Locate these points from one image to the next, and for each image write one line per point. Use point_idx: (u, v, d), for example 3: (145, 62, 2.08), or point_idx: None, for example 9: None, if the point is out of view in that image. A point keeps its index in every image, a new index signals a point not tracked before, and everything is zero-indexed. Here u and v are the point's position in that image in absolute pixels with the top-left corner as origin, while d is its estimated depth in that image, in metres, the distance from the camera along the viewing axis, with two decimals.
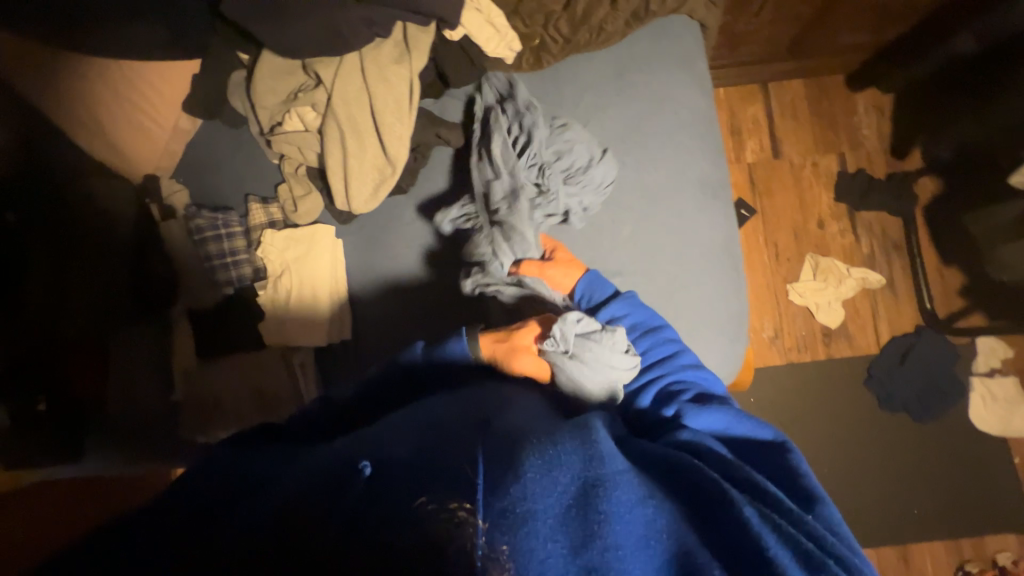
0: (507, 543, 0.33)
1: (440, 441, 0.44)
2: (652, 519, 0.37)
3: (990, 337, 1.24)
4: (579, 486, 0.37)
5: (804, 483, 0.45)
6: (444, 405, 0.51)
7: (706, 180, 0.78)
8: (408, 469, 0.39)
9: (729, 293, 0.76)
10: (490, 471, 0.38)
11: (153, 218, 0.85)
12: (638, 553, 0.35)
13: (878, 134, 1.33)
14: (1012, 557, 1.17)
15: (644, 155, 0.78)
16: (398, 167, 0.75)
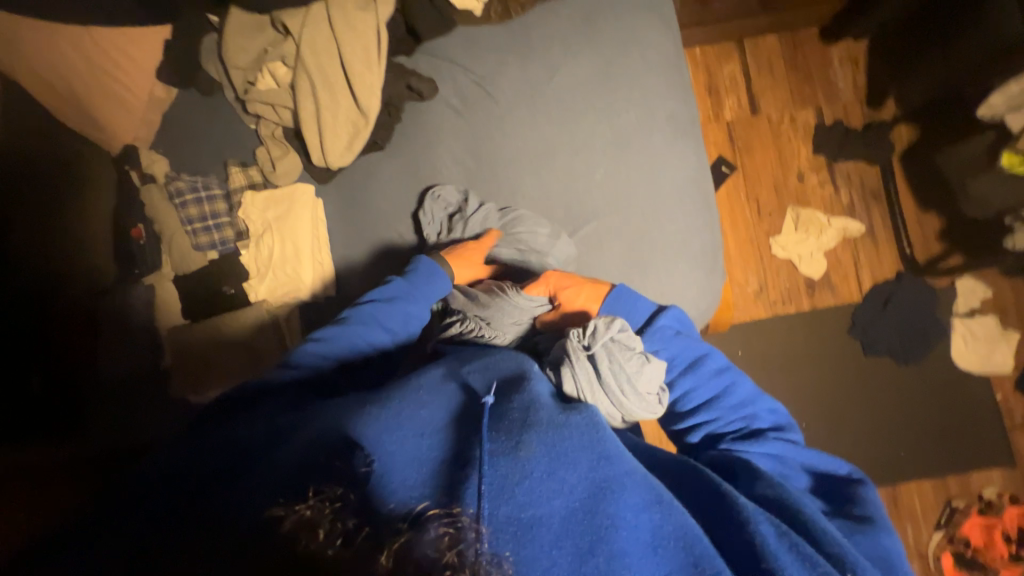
0: (514, 551, 0.39)
1: (448, 443, 0.48)
2: (660, 523, 0.44)
3: (969, 278, 1.26)
4: (586, 491, 0.44)
5: (860, 510, 0.57)
6: (430, 387, 0.55)
7: (673, 119, 0.81)
8: (423, 474, 0.45)
9: (701, 227, 0.79)
10: (495, 472, 0.43)
11: (134, 184, 0.86)
12: (643, 555, 0.42)
13: (854, 85, 1.34)
14: (996, 490, 1.20)
15: (613, 98, 0.81)
16: (370, 117, 0.78)
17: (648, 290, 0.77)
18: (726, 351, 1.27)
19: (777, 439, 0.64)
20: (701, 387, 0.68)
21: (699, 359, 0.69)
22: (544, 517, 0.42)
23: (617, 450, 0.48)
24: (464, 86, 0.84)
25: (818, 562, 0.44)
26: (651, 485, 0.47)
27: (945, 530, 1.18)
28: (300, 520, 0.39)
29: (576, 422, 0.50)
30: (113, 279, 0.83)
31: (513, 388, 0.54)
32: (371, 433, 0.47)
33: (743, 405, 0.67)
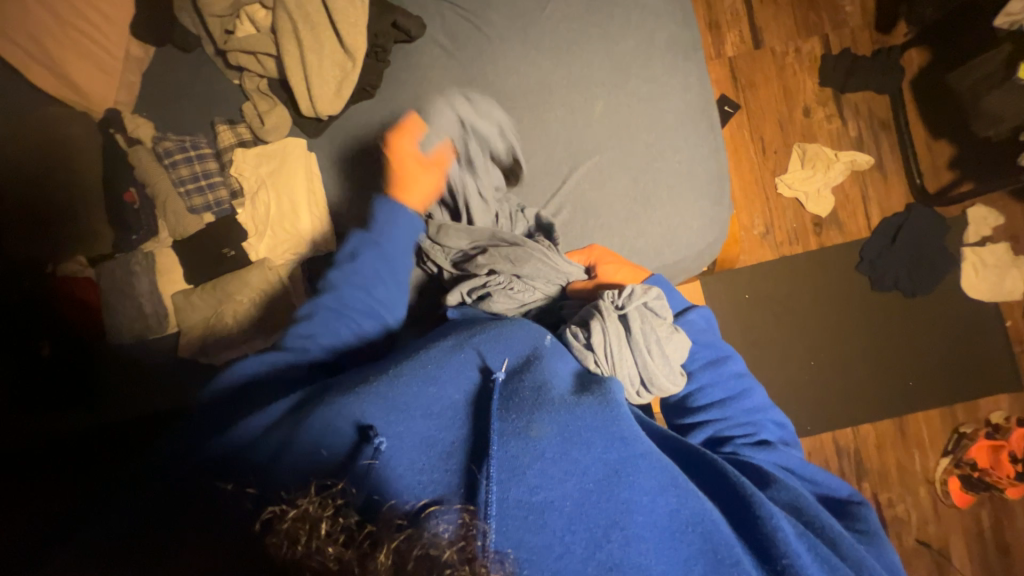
0: (532, 540, 0.43)
1: (465, 432, 0.51)
2: (676, 508, 0.49)
3: (981, 206, 1.24)
4: (601, 474, 0.48)
5: (860, 525, 0.59)
6: (442, 368, 0.56)
7: (674, 44, 0.78)
8: (444, 460, 0.48)
9: (706, 157, 0.77)
10: (507, 459, 0.47)
11: (120, 147, 0.83)
12: (658, 537, 0.47)
13: (861, 9, 1.28)
14: (1004, 415, 1.22)
15: (610, 25, 0.78)
16: (358, 58, 0.75)
17: (658, 225, 0.76)
18: (733, 295, 1.26)
19: (781, 449, 0.66)
20: (717, 386, 0.69)
21: (717, 359, 0.71)
22: (559, 501, 0.45)
23: (630, 433, 0.53)
24: (453, 24, 0.80)
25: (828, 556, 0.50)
26: (667, 469, 0.51)
27: (952, 456, 1.21)
28: (299, 516, 0.36)
29: (589, 404, 0.54)
30: (113, 246, 0.82)
31: (523, 369, 0.58)
32: (380, 417, 0.51)
33: (753, 412, 0.68)
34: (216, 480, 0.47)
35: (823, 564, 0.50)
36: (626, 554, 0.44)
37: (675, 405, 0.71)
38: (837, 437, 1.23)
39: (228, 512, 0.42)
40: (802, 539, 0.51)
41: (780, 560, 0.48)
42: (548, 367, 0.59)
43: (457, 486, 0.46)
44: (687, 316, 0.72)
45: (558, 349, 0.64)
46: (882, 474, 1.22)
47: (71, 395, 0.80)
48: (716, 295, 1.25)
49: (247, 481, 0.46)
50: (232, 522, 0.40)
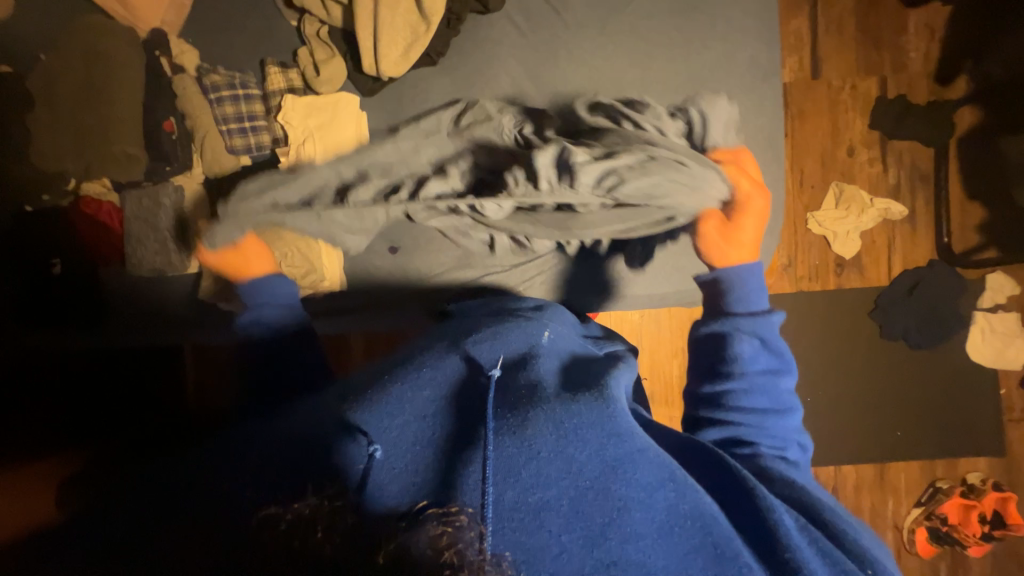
0: (522, 539, 0.41)
1: (455, 425, 0.50)
2: (674, 503, 0.45)
3: (1001, 273, 1.25)
4: (597, 469, 0.45)
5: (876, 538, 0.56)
6: (434, 368, 0.56)
7: (730, 64, 0.85)
8: (436, 453, 0.47)
9: None
10: (500, 458, 0.45)
11: (163, 72, 0.81)
12: (659, 534, 0.43)
13: (925, 56, 1.25)
14: (981, 476, 1.26)
15: (664, 40, 0.84)
16: (432, 22, 0.75)
17: None
18: None
19: (806, 475, 0.62)
20: (760, 395, 0.66)
21: (776, 370, 0.68)
22: (554, 502, 0.43)
23: (627, 426, 0.49)
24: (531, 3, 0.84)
25: (844, 564, 0.43)
26: (665, 463, 0.47)
27: (924, 507, 1.25)
28: (300, 516, 0.40)
29: (584, 399, 0.51)
30: (145, 175, 0.80)
31: (519, 368, 0.57)
32: (371, 420, 0.49)
33: (789, 431, 0.65)
34: (220, 477, 0.47)
35: (827, 559, 0.44)
36: (624, 553, 0.41)
37: (708, 398, 0.68)
38: (819, 474, 1.27)
39: (229, 517, 0.43)
40: (803, 531, 0.46)
41: (783, 555, 0.43)
42: (544, 365, 0.58)
43: (444, 479, 0.44)
44: (769, 317, 0.70)
45: (553, 349, 0.63)
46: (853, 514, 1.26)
47: (86, 312, 0.86)
48: None
49: (252, 480, 0.45)
50: (241, 514, 0.43)
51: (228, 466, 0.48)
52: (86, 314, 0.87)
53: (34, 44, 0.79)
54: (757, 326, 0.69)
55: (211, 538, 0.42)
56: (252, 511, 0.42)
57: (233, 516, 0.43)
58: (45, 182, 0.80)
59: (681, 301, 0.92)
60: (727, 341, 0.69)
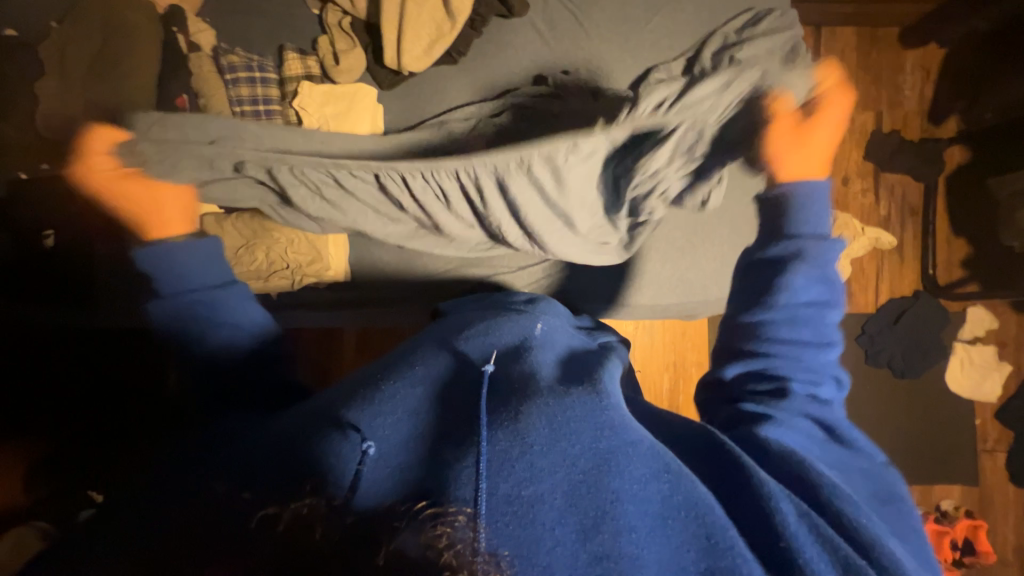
0: (513, 535, 0.38)
1: (448, 422, 0.47)
2: (667, 494, 0.44)
3: (981, 307, 1.30)
4: (590, 460, 0.44)
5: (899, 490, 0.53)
6: (425, 363, 0.54)
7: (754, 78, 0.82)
8: (429, 445, 0.45)
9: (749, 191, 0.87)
10: (492, 455, 0.42)
11: (178, 50, 0.81)
12: (652, 527, 0.41)
13: (919, 96, 1.31)
14: (954, 504, 1.29)
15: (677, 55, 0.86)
16: (458, 20, 0.78)
17: (713, 261, 0.87)
18: None
19: (838, 414, 0.57)
20: (805, 327, 0.60)
21: (824, 301, 0.61)
22: (547, 496, 0.41)
23: (621, 421, 0.47)
24: (555, 12, 0.86)
25: (838, 546, 0.42)
26: (659, 455, 0.46)
27: None
28: (294, 518, 0.37)
29: (579, 394, 0.49)
30: None
31: (514, 360, 0.54)
32: (365, 418, 0.46)
33: (826, 367, 0.60)
34: (208, 478, 0.43)
35: (824, 544, 0.42)
36: (616, 546, 0.39)
37: (748, 326, 0.62)
38: None
39: (210, 505, 0.40)
40: (801, 517, 0.44)
41: (778, 544, 0.42)
42: (540, 358, 0.55)
43: (435, 476, 0.41)
44: (830, 243, 0.63)
45: (548, 342, 0.60)
46: None
47: (71, 287, 0.83)
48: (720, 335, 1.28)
49: (237, 485, 0.41)
50: (233, 514, 0.39)
51: (213, 464, 0.45)
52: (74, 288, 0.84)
53: (56, 12, 0.80)
54: (814, 249, 0.62)
55: (174, 536, 0.39)
56: (236, 510, 0.39)
57: (214, 496, 0.41)
58: (43, 150, 0.79)
59: (683, 313, 0.92)
60: (777, 265, 0.63)
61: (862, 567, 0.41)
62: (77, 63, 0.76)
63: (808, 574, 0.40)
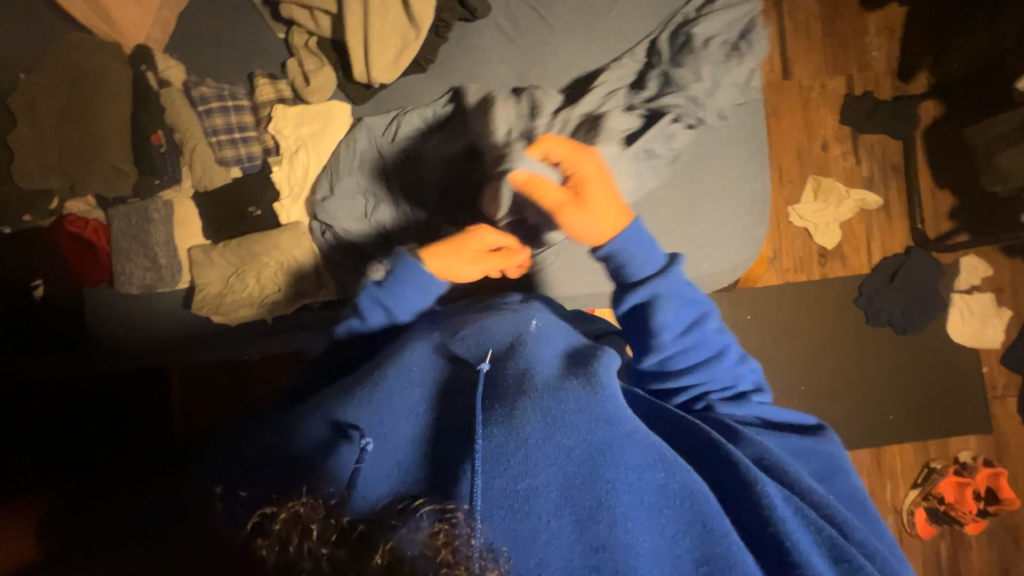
0: (513, 526, 0.40)
1: (449, 422, 0.48)
2: (663, 482, 0.44)
3: (974, 256, 1.31)
4: (585, 452, 0.44)
5: (835, 461, 0.58)
6: (423, 360, 0.54)
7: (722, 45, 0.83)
8: (430, 444, 0.46)
9: (733, 162, 0.87)
10: (489, 454, 0.43)
11: (150, 86, 0.83)
12: (648, 515, 0.43)
13: (887, 56, 1.32)
14: (972, 454, 1.29)
15: (642, 35, 0.87)
16: (422, 29, 0.79)
17: (702, 236, 0.86)
18: (736, 315, 1.28)
19: (759, 403, 0.63)
20: (700, 346, 0.63)
21: (698, 317, 0.64)
22: (543, 489, 0.42)
23: (616, 413, 0.47)
24: (518, 9, 0.87)
25: (825, 529, 0.45)
26: (655, 446, 0.46)
27: (921, 488, 1.27)
28: (291, 517, 0.35)
29: (573, 387, 0.48)
30: (133, 189, 0.81)
31: (508, 357, 0.53)
32: (363, 417, 0.47)
33: (729, 368, 0.64)
34: (218, 480, 0.46)
35: (809, 526, 0.45)
36: (612, 535, 0.41)
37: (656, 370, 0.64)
38: None
39: (212, 506, 0.42)
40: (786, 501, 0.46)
41: (769, 530, 0.44)
42: (535, 353, 0.54)
43: (435, 480, 0.43)
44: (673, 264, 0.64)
45: (545, 336, 0.58)
46: None
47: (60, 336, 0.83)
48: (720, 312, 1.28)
49: (236, 483, 0.44)
50: (228, 517, 0.40)
51: (221, 466, 0.48)
52: (65, 334, 0.84)
53: (22, 64, 0.81)
54: (663, 283, 0.63)
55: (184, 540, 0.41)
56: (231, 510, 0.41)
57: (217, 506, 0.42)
58: (22, 201, 0.79)
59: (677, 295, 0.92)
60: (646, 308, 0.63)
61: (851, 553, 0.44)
62: (50, 110, 0.77)
63: (800, 560, 0.42)
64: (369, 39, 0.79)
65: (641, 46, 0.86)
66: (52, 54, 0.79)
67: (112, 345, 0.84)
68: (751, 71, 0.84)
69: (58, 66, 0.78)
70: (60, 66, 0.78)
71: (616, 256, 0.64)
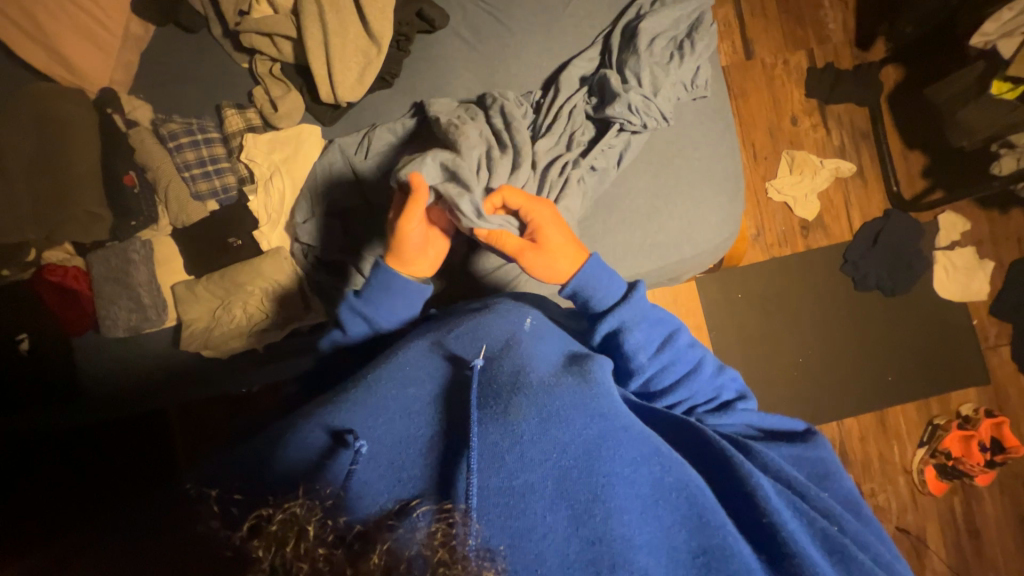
0: (511, 523, 0.41)
1: (446, 422, 0.48)
2: (660, 476, 0.46)
3: (951, 212, 1.33)
4: (580, 446, 0.45)
5: (825, 464, 0.60)
6: (414, 361, 0.55)
7: (674, 38, 0.85)
8: (426, 445, 0.47)
9: (702, 144, 0.88)
10: (485, 452, 0.44)
11: (118, 128, 0.83)
12: (642, 507, 0.44)
13: (843, 27, 1.35)
14: (973, 407, 1.31)
15: (601, 29, 0.88)
16: (382, 44, 0.80)
17: (679, 220, 0.87)
18: (726, 294, 1.29)
19: (746, 413, 0.65)
20: (677, 363, 0.65)
21: (670, 335, 0.66)
22: (538, 484, 0.43)
23: (611, 407, 0.49)
24: (476, 16, 0.88)
25: (816, 520, 0.49)
26: (648, 440, 0.48)
27: (928, 446, 1.28)
28: (288, 518, 0.34)
29: (568, 383, 0.50)
30: (110, 233, 0.81)
31: (503, 355, 0.54)
32: (358, 420, 0.48)
33: (707, 382, 0.66)
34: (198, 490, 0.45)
35: (802, 518, 0.49)
36: (609, 529, 0.42)
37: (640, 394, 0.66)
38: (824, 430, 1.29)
39: (187, 507, 0.41)
40: (780, 496, 0.50)
41: (763, 519, 0.47)
42: (527, 351, 0.55)
43: (434, 483, 0.44)
44: (638, 289, 0.65)
45: (539, 334, 0.60)
46: (865, 465, 1.28)
47: (49, 388, 0.82)
48: (711, 294, 1.29)
49: (232, 488, 0.43)
50: (200, 514, 0.39)
51: (206, 478, 0.47)
52: (51, 385, 0.82)
53: None
54: (632, 309, 0.64)
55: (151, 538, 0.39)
56: (209, 509, 0.39)
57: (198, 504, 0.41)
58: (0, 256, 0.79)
59: (662, 279, 0.92)
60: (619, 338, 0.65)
61: (840, 539, 0.48)
62: (17, 161, 0.77)
63: (791, 545, 0.45)
64: (332, 60, 0.79)
65: (596, 44, 0.88)
66: (16, 106, 0.79)
67: (102, 391, 0.83)
68: (695, 69, 0.85)
69: (22, 117, 0.78)
70: (24, 116, 0.78)
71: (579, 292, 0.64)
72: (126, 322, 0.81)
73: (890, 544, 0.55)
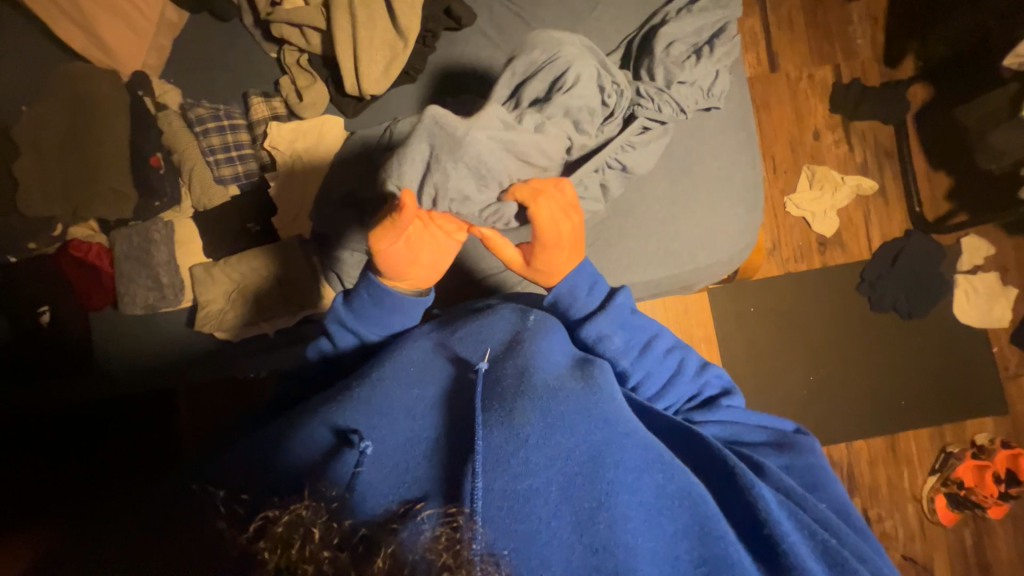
0: (516, 528, 0.40)
1: (450, 424, 0.48)
2: (663, 484, 0.46)
3: (975, 236, 1.30)
4: (584, 451, 0.45)
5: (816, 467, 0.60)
6: (418, 362, 0.56)
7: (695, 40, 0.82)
8: (431, 446, 0.47)
9: (720, 152, 0.88)
10: (489, 456, 0.44)
11: (148, 111, 0.85)
12: (645, 515, 0.44)
13: (871, 43, 1.34)
14: (989, 436, 1.27)
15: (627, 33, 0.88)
16: (409, 39, 0.81)
17: (695, 228, 0.87)
18: (739, 307, 1.28)
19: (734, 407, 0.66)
20: (656, 370, 0.66)
21: (647, 341, 0.67)
22: (543, 489, 0.43)
23: (615, 413, 0.49)
24: (502, 17, 0.89)
25: (814, 529, 0.48)
26: (652, 447, 0.48)
27: (939, 474, 1.25)
28: (294, 520, 0.34)
29: (571, 388, 0.50)
30: (134, 212, 0.83)
31: (507, 357, 0.54)
32: (362, 420, 0.49)
33: (689, 380, 0.67)
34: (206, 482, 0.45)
35: (801, 529, 0.48)
36: (613, 536, 0.41)
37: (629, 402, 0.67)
38: (832, 452, 1.26)
39: (197, 505, 0.42)
40: (780, 506, 0.49)
41: (763, 532, 0.46)
42: (533, 352, 0.55)
43: (439, 484, 0.43)
44: (615, 301, 0.66)
45: (544, 329, 0.60)
46: (873, 489, 1.25)
47: (68, 361, 0.84)
48: (723, 306, 1.27)
49: (236, 488, 0.43)
50: (211, 513, 0.40)
51: (215, 467, 0.47)
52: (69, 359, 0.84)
53: (23, 96, 0.83)
54: (608, 319, 0.65)
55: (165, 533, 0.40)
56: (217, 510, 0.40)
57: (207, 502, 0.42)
58: (29, 230, 0.81)
59: (675, 286, 0.92)
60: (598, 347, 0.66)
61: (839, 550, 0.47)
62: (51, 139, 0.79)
63: (791, 558, 0.45)
64: (359, 52, 0.80)
65: (618, 50, 0.87)
66: (53, 86, 0.81)
67: (116, 368, 0.85)
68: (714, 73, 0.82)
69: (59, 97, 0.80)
70: (60, 96, 0.81)
71: (558, 304, 0.67)
72: (144, 301, 0.83)
73: (885, 554, 0.54)
